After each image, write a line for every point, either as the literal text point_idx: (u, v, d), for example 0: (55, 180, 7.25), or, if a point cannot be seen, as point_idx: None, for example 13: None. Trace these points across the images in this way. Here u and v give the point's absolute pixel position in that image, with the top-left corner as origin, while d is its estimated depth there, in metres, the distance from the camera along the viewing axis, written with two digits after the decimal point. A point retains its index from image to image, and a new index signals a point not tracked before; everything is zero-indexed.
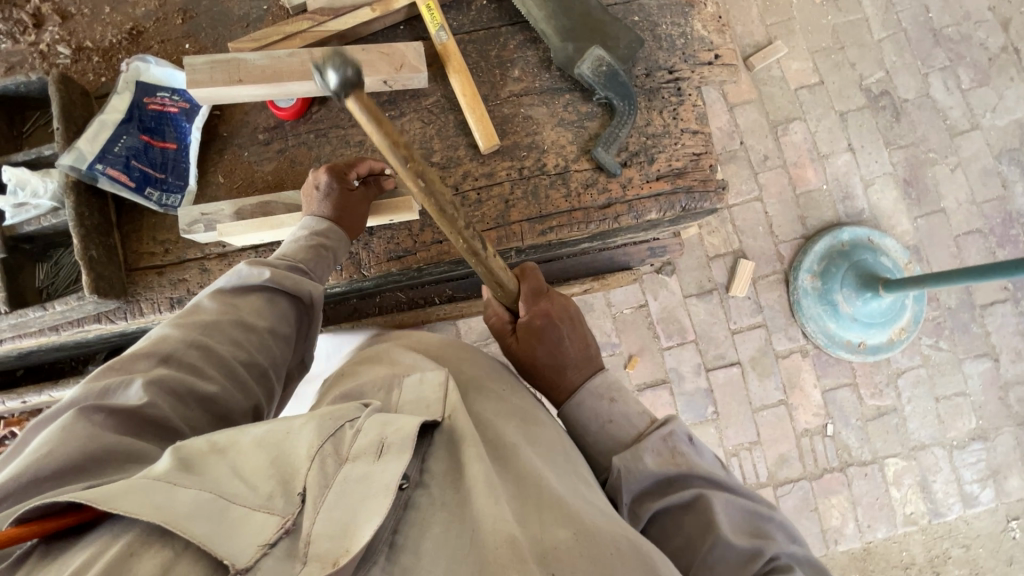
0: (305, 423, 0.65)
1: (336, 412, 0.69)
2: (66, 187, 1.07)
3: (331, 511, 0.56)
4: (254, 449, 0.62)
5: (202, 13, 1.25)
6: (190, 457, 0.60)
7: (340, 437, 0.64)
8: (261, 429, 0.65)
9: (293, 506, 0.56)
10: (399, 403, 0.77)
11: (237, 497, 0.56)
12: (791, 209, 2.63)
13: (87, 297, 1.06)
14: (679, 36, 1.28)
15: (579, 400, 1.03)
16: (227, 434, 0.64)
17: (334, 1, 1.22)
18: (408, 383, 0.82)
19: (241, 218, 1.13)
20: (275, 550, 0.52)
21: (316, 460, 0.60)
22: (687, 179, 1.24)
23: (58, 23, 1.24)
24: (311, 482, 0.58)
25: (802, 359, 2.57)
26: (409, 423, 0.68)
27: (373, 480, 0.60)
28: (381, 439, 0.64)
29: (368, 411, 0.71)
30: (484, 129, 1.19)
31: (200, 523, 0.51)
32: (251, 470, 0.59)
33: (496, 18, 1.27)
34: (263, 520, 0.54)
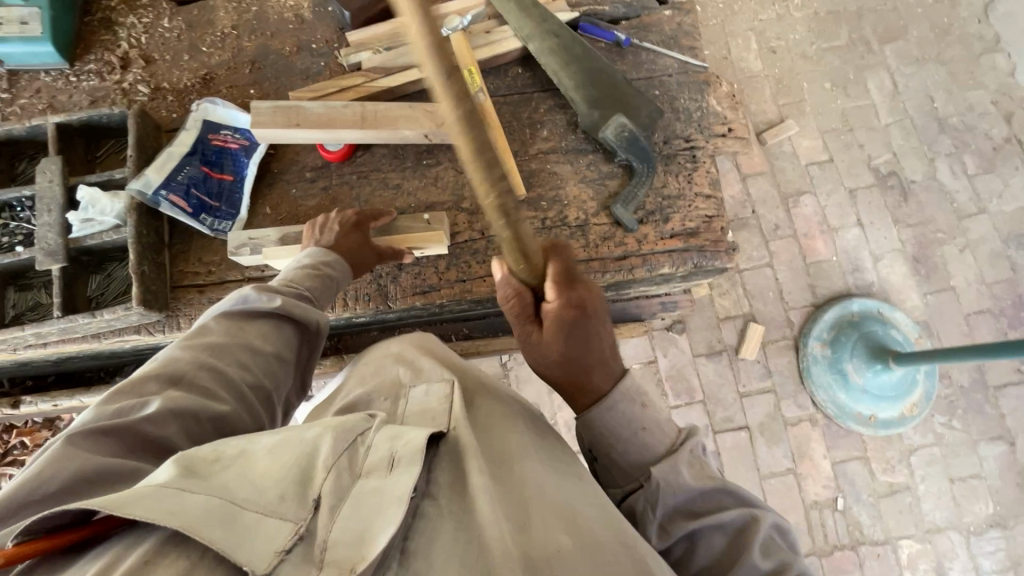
0: (319, 435, 0.71)
1: (345, 425, 0.75)
2: (130, 208, 1.18)
3: (347, 521, 0.62)
4: (267, 456, 0.67)
5: (268, 65, 1.40)
6: (197, 465, 0.64)
7: (354, 451, 0.71)
8: (272, 438, 0.70)
9: (305, 511, 0.62)
10: (406, 418, 0.88)
11: (247, 503, 0.59)
12: (801, 278, 2.69)
13: (133, 308, 1.14)
14: (695, 110, 1.40)
15: (612, 403, 1.02)
16: (237, 444, 0.69)
17: (386, 62, 1.37)
18: (414, 395, 0.93)
19: (285, 244, 1.23)
20: (291, 556, 0.57)
21: (332, 472, 0.66)
22: (699, 238, 1.31)
23: (142, 66, 1.40)
24: (325, 491, 0.64)
25: (811, 428, 2.54)
26: (418, 437, 0.75)
27: (386, 491, 0.66)
28: (391, 454, 0.71)
29: (376, 422, 0.78)
30: (513, 180, 1.30)
31: (215, 528, 0.55)
32: (262, 475, 0.64)
33: (530, 85, 1.41)
34: (277, 527, 0.59)
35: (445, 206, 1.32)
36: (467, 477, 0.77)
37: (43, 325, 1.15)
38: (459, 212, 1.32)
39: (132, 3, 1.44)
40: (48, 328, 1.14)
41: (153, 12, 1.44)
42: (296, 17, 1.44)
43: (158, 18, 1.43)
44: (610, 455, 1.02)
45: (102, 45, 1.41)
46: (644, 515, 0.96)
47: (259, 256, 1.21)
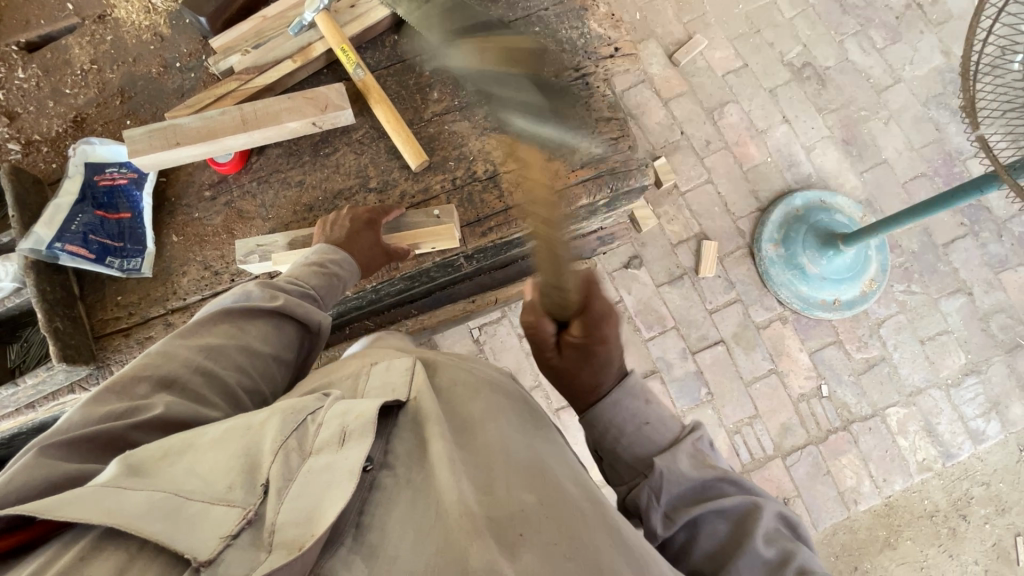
0: (267, 418, 0.69)
1: (297, 406, 0.72)
2: (25, 268, 1.13)
3: (296, 501, 0.60)
4: (213, 446, 0.66)
5: (139, 92, 1.35)
6: (140, 462, 0.63)
7: (303, 432, 0.68)
8: (221, 428, 0.69)
9: (255, 497, 0.60)
10: (365, 390, 0.83)
11: (193, 494, 0.59)
12: (742, 186, 2.73)
13: (55, 366, 1.11)
14: (578, 37, 1.39)
15: (616, 399, 1.07)
16: (185, 438, 0.67)
17: (258, 60, 1.32)
18: (374, 370, 0.88)
19: (293, 248, 1.22)
20: (238, 541, 0.55)
21: (280, 453, 0.64)
22: (609, 162, 1.32)
23: (6, 123, 1.33)
24: (274, 474, 0.62)
25: (783, 326, 2.61)
26: (369, 407, 0.72)
27: (336, 468, 0.64)
28: (343, 428, 0.68)
29: (329, 400, 0.75)
30: (412, 148, 1.27)
31: (156, 522, 0.54)
32: (207, 464, 0.63)
33: (410, 50, 1.38)
34: (224, 513, 0.57)
35: (352, 191, 1.29)
36: (427, 447, 0.75)
37: None
38: (368, 193, 1.29)
39: None
40: None
41: (6, 66, 1.36)
42: (155, 36, 1.38)
43: (11, 70, 1.36)
44: (615, 450, 1.07)
45: None
46: (648, 506, 0.98)
47: (267, 262, 1.21)
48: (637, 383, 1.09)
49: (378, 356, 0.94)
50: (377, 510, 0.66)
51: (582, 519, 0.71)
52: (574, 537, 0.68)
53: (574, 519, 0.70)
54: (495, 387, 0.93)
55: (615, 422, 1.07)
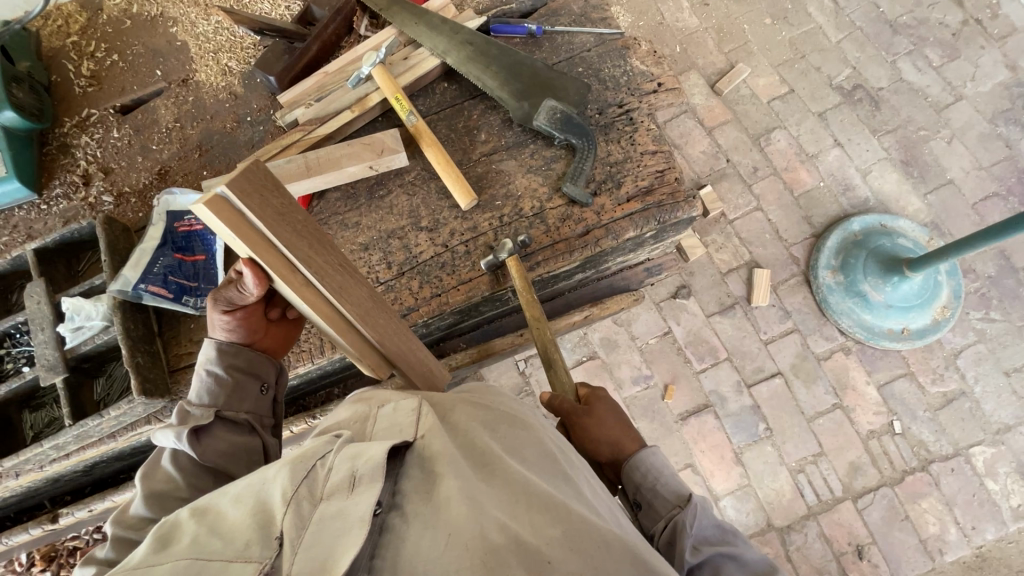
0: (277, 470, 0.73)
1: (307, 453, 0.76)
2: (113, 307, 1.23)
3: (309, 550, 0.62)
4: (232, 505, 0.71)
5: (214, 146, 1.48)
6: (172, 531, 0.70)
7: (313, 478, 0.71)
8: (238, 485, 0.74)
9: (270, 550, 0.64)
10: (374, 432, 0.84)
11: (214, 555, 0.64)
12: (793, 212, 2.65)
13: (136, 400, 1.19)
14: (621, 75, 1.42)
15: (654, 449, 1.17)
16: (210, 498, 0.74)
17: (320, 112, 1.42)
18: (382, 412, 0.87)
19: None
20: None
21: (290, 504, 0.67)
22: (655, 194, 1.32)
23: (103, 178, 1.48)
24: (287, 526, 0.65)
25: (846, 357, 2.46)
26: (380, 450, 0.72)
27: (346, 515, 0.65)
28: (353, 474, 0.70)
29: (338, 444, 0.77)
30: (462, 188, 1.32)
31: None
32: (228, 526, 0.68)
33: (459, 96, 1.45)
34: (242, 569, 0.62)
35: (404, 229, 1.34)
36: (438, 481, 0.74)
37: (57, 436, 1.20)
38: (419, 231, 1.34)
39: (83, 124, 1.54)
40: (62, 437, 1.20)
41: (103, 127, 1.53)
42: (230, 95, 1.52)
43: (108, 131, 1.52)
44: (654, 488, 1.10)
45: (63, 169, 1.49)
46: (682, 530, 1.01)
47: None
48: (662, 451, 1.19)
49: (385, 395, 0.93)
50: (386, 552, 0.66)
51: (605, 546, 0.71)
52: (596, 563, 0.69)
53: (596, 544, 0.71)
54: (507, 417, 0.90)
55: (655, 466, 1.13)
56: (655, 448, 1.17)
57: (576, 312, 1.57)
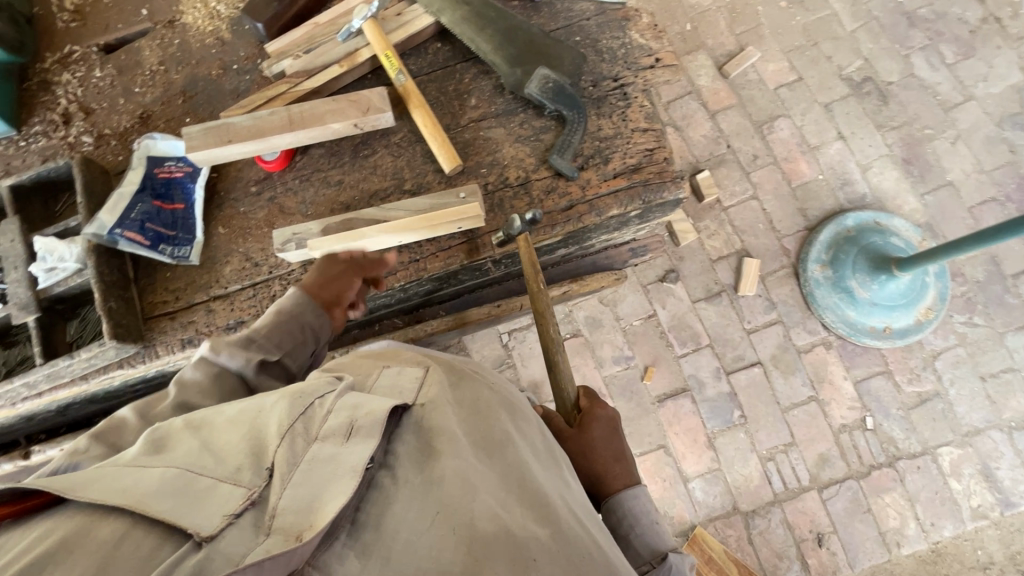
0: (278, 402, 0.76)
1: (305, 391, 0.80)
2: (88, 251, 1.21)
3: (297, 489, 0.66)
4: (227, 425, 0.74)
5: (199, 92, 1.44)
6: (164, 438, 0.72)
7: (308, 417, 0.75)
8: (238, 410, 0.77)
9: (259, 479, 0.66)
10: (374, 387, 0.89)
11: (202, 471, 0.66)
12: (789, 203, 2.63)
13: (107, 343, 1.19)
14: (619, 47, 1.39)
15: (634, 492, 1.24)
16: (204, 416, 0.77)
17: (308, 65, 1.39)
18: (384, 372, 0.94)
19: (327, 234, 1.22)
20: (240, 520, 0.61)
21: (286, 438, 0.70)
22: (642, 173, 1.30)
23: (83, 118, 1.44)
24: (278, 457, 0.68)
25: (826, 352, 2.48)
26: (379, 407, 0.78)
27: (339, 460, 0.69)
28: (351, 422, 0.74)
29: (338, 387, 0.82)
30: (447, 152, 1.30)
31: (163, 500, 0.60)
32: (220, 444, 0.71)
33: (452, 58, 1.42)
34: (230, 491, 0.64)
35: (387, 192, 1.33)
36: (434, 457, 0.78)
37: (29, 374, 1.20)
38: (402, 194, 1.33)
39: (65, 61, 1.50)
40: (34, 377, 1.20)
41: (86, 66, 1.49)
42: (217, 40, 1.48)
43: (90, 70, 1.48)
44: (627, 536, 1.19)
45: (43, 106, 1.46)
46: None
47: (305, 249, 1.22)
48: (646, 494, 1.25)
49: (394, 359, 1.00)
50: (371, 510, 0.70)
51: (585, 555, 0.77)
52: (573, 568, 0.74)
53: (575, 552, 0.76)
54: (504, 407, 0.98)
55: (632, 511, 1.22)
56: (639, 490, 1.25)
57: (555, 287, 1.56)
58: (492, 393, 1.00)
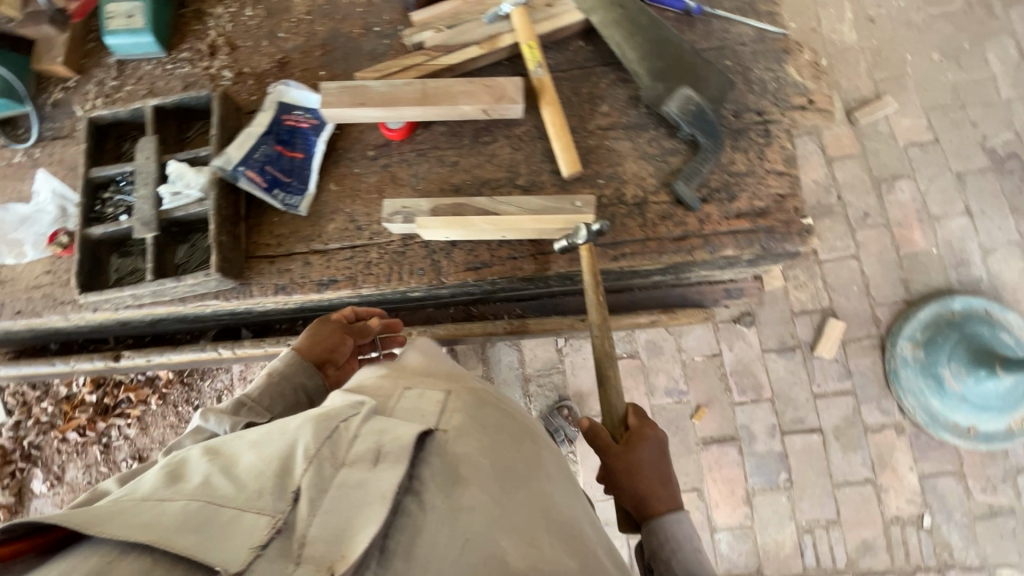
0: (302, 425, 0.79)
1: (330, 413, 0.83)
2: (212, 183, 1.26)
3: (326, 516, 0.70)
4: (250, 450, 0.77)
5: (338, 48, 1.47)
6: (182, 466, 0.75)
7: (336, 441, 0.78)
8: (259, 433, 0.81)
9: (283, 505, 0.70)
10: (396, 408, 0.95)
11: (224, 500, 0.68)
12: (892, 271, 2.44)
13: (213, 275, 1.24)
14: (771, 80, 1.30)
15: (677, 517, 1.21)
16: (225, 442, 0.80)
17: (448, 40, 1.38)
18: (405, 395, 0.98)
19: (436, 213, 1.22)
20: (267, 551, 0.66)
21: (312, 463, 0.74)
22: (769, 218, 1.22)
23: (227, 53, 1.50)
24: (304, 484, 0.72)
25: (896, 436, 2.31)
26: (405, 433, 0.83)
27: (367, 488, 0.74)
28: (377, 448, 0.79)
29: (362, 411, 0.86)
30: (569, 156, 1.26)
31: (187, 534, 0.63)
32: (241, 468, 0.74)
33: (592, 59, 1.37)
34: (253, 522, 0.67)
35: (499, 183, 1.31)
36: (460, 487, 0.83)
37: (139, 287, 1.26)
38: (513, 188, 1.30)
39: None
40: (142, 290, 1.26)
41: (238, 2, 1.53)
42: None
43: (242, 7, 1.53)
44: (668, 561, 1.17)
45: (193, 34, 1.52)
46: None
47: (411, 224, 1.22)
48: (689, 520, 1.22)
49: (415, 381, 1.05)
50: (400, 537, 0.74)
51: None
52: None
53: None
54: (520, 438, 1.02)
55: (675, 536, 1.20)
56: (683, 516, 1.22)
57: (643, 313, 1.50)
58: (510, 423, 1.04)
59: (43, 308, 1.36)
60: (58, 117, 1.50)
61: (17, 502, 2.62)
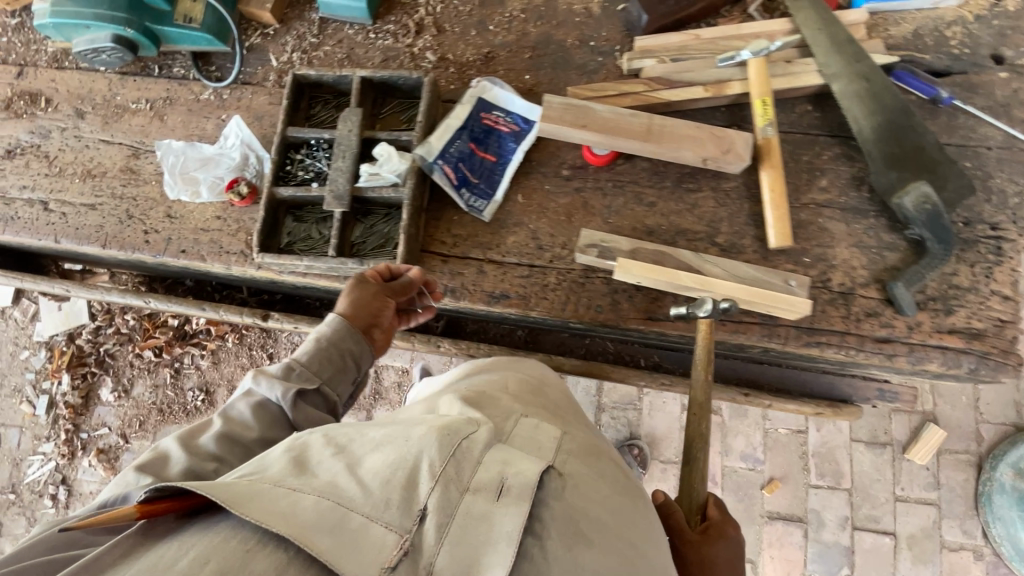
0: (424, 438, 0.72)
1: (451, 427, 0.76)
2: (411, 172, 1.23)
3: (456, 545, 0.64)
4: (374, 450, 0.71)
5: (547, 55, 1.42)
6: (303, 453, 0.71)
7: (461, 462, 0.72)
8: (379, 434, 0.74)
9: (409, 523, 0.64)
10: (512, 437, 0.85)
11: (353, 504, 0.64)
12: (1007, 390, 2.31)
13: (396, 266, 1.21)
14: (1012, 195, 1.21)
15: None
16: (346, 434, 0.75)
17: (672, 74, 1.32)
18: (523, 423, 0.90)
19: (636, 256, 1.18)
20: (396, 571, 0.60)
21: (439, 483, 0.67)
22: (985, 343, 1.14)
23: (433, 34, 1.46)
24: (432, 504, 0.66)
25: (972, 560, 2.21)
26: (530, 469, 0.74)
27: (491, 523, 0.67)
28: (502, 480, 0.71)
29: (483, 432, 0.78)
30: (781, 228, 1.19)
31: (323, 536, 0.59)
32: (367, 470, 0.68)
33: (817, 127, 1.30)
34: (383, 535, 0.62)
35: (696, 236, 1.25)
36: (582, 540, 0.73)
37: (317, 260, 1.24)
38: (711, 246, 1.24)
39: None
40: (319, 264, 1.23)
41: None
42: (585, 10, 1.43)
43: None
44: None
45: (401, 8, 1.48)
46: None
47: (607, 260, 1.18)
48: None
49: (528, 409, 0.97)
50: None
51: None
52: None
53: None
54: (631, 491, 0.90)
55: None
56: None
57: (808, 403, 1.40)
58: (619, 473, 0.93)
59: (208, 255, 1.35)
60: (251, 62, 1.48)
61: (83, 404, 2.66)
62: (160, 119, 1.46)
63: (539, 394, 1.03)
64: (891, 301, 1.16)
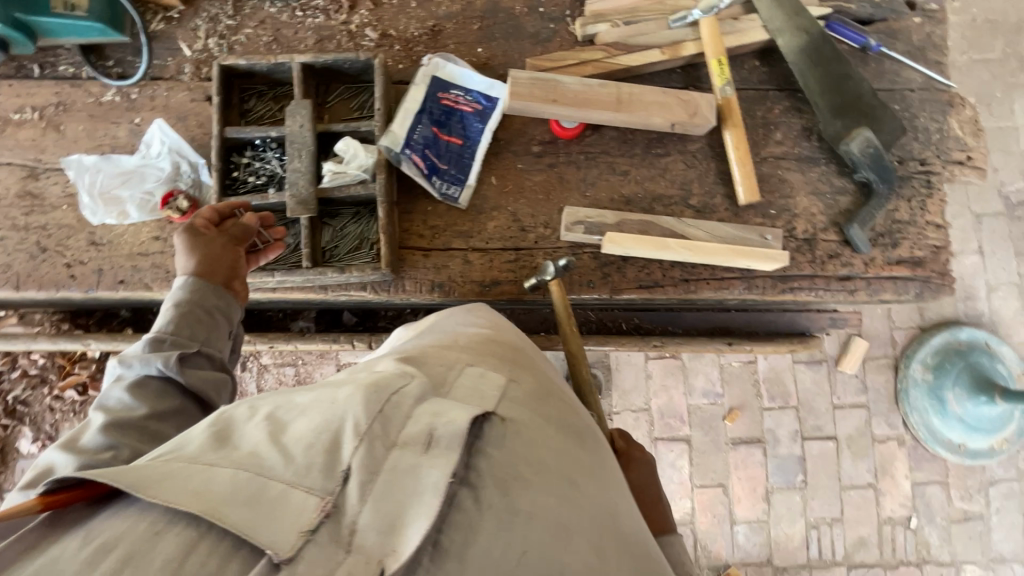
0: (351, 396, 0.59)
1: (381, 382, 0.62)
2: (380, 165, 1.16)
3: (378, 503, 0.52)
4: (300, 417, 0.58)
5: (497, 24, 1.34)
6: (228, 425, 0.59)
7: (388, 416, 0.58)
8: (308, 399, 0.62)
9: (332, 484, 0.52)
10: (454, 385, 0.70)
11: (273, 472, 0.52)
12: None
13: (380, 269, 1.16)
14: (935, 132, 1.34)
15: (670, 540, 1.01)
16: (279, 399, 0.62)
17: (629, 39, 1.30)
18: (469, 370, 0.75)
19: (623, 228, 1.22)
20: (317, 537, 0.49)
21: (364, 442, 0.54)
22: (924, 269, 1.28)
23: (369, 8, 1.33)
24: (356, 465, 0.53)
25: (897, 448, 2.57)
26: (467, 415, 0.59)
27: (419, 476, 0.54)
28: (430, 430, 0.57)
29: (419, 385, 0.64)
30: (748, 184, 1.25)
31: (236, 509, 0.49)
32: (292, 436, 0.56)
33: (766, 81, 1.35)
34: (303, 500, 0.51)
35: (672, 201, 1.28)
36: (523, 484, 0.61)
37: (294, 273, 1.16)
38: (687, 208, 1.27)
39: None
40: (295, 277, 1.16)
41: None
42: None
43: None
44: None
45: None
46: None
47: (597, 236, 1.21)
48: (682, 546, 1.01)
49: (477, 355, 0.81)
50: (455, 541, 0.55)
51: None
52: None
53: None
54: (584, 433, 0.79)
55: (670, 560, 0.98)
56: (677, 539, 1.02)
57: (779, 341, 1.52)
58: (573, 413, 0.81)
59: (154, 282, 1.19)
60: (159, 52, 1.28)
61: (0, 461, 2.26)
62: (56, 129, 1.24)
63: (489, 337, 0.89)
64: (850, 241, 1.27)
